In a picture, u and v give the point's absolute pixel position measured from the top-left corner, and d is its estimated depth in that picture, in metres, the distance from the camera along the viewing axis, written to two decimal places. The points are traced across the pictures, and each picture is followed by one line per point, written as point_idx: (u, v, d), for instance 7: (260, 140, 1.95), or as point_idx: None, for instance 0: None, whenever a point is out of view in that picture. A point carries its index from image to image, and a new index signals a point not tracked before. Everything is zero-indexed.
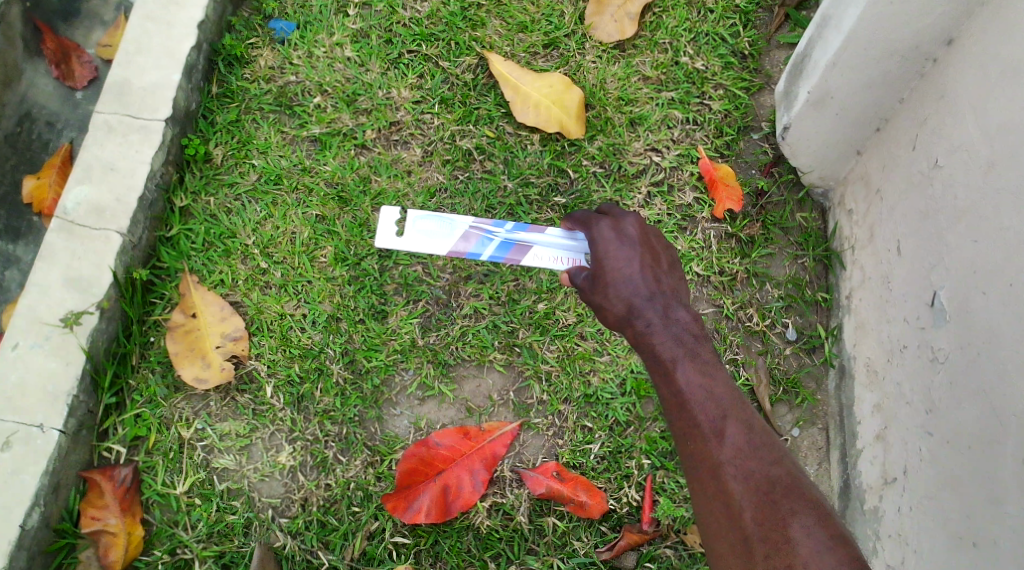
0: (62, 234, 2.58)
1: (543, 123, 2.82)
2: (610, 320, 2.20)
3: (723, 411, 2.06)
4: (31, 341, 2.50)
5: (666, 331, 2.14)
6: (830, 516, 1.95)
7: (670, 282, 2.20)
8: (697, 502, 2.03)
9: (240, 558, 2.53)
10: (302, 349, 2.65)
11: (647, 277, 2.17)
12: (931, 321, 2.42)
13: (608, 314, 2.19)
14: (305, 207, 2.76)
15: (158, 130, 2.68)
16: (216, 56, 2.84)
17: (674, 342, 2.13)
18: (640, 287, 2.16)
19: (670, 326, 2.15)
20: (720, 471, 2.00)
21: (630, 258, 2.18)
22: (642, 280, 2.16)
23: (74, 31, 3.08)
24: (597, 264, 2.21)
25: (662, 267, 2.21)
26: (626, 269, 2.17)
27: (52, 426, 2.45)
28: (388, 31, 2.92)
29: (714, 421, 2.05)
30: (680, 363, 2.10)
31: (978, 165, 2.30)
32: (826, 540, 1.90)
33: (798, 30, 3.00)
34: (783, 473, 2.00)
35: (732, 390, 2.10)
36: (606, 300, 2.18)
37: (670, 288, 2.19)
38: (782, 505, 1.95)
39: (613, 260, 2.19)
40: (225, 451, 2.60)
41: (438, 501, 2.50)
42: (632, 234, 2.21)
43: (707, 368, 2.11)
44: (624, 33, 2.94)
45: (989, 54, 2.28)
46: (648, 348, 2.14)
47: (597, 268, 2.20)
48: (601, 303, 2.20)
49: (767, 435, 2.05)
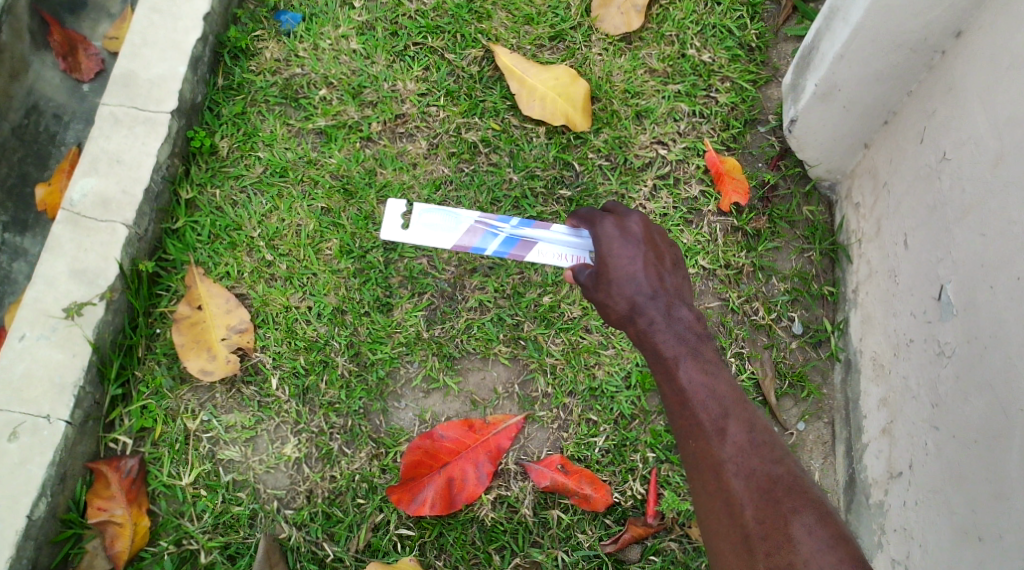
0: (68, 225, 2.59)
1: (549, 115, 2.82)
2: (612, 318, 2.20)
3: (726, 410, 2.05)
4: (38, 332, 2.51)
5: (668, 330, 2.14)
6: (831, 515, 1.95)
7: (673, 280, 2.20)
8: (698, 500, 2.03)
9: (245, 549, 2.53)
10: (307, 341, 2.66)
11: (650, 276, 2.17)
12: (938, 315, 2.41)
13: (610, 312, 2.19)
14: (310, 200, 2.77)
15: (164, 122, 2.68)
16: (222, 48, 2.85)
17: (676, 340, 2.13)
18: (643, 285, 2.16)
19: (672, 325, 2.15)
20: (722, 469, 2.00)
21: (634, 256, 2.18)
22: (645, 278, 2.16)
23: (81, 24, 3.09)
24: (600, 261, 2.20)
25: (666, 266, 2.21)
26: (630, 267, 2.17)
27: (58, 417, 2.46)
28: (394, 23, 2.92)
29: (716, 419, 2.04)
30: (682, 361, 2.10)
31: (986, 158, 2.29)
32: (827, 538, 1.90)
33: (805, 22, 2.98)
34: (785, 472, 2.00)
35: (734, 389, 2.09)
36: (609, 298, 2.18)
37: (674, 287, 2.18)
38: (784, 504, 1.95)
39: (615, 257, 2.18)
40: (231, 443, 2.61)
41: (443, 493, 2.51)
42: (637, 232, 2.21)
43: (709, 367, 2.10)
44: (631, 25, 2.93)
45: (997, 46, 2.27)
46: (650, 346, 2.14)
47: (600, 266, 2.20)
48: (603, 301, 2.19)
49: (769, 433, 2.04)
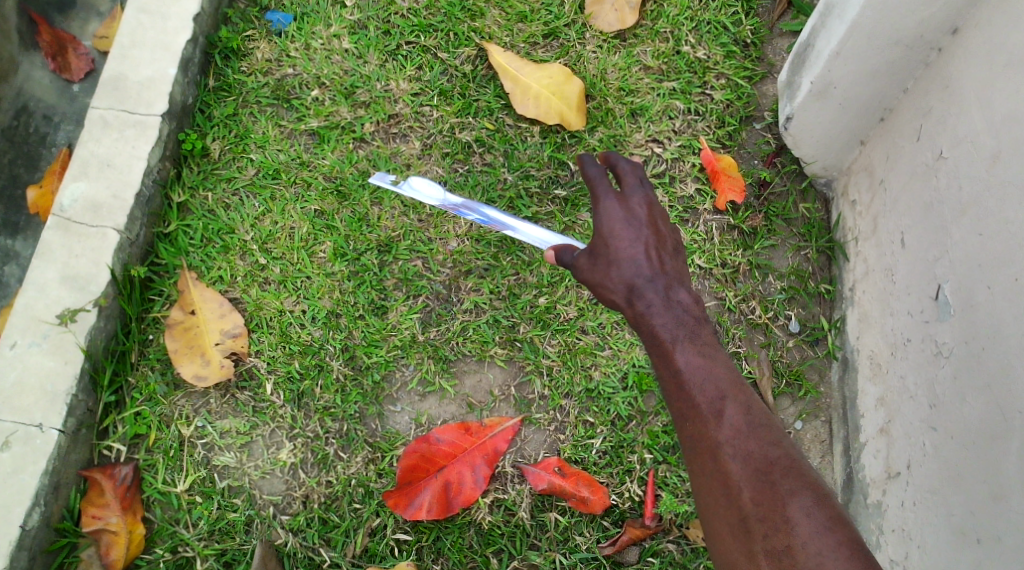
0: (58, 231, 2.56)
1: (543, 114, 2.80)
2: (609, 301, 2.18)
3: (723, 392, 2.03)
4: (30, 340, 2.49)
5: (666, 314, 2.12)
6: (829, 497, 1.93)
7: (671, 263, 2.18)
8: (697, 483, 2.01)
9: (241, 556, 2.51)
10: (301, 346, 2.64)
11: (648, 259, 2.15)
12: (936, 314, 2.40)
13: (608, 292, 2.17)
14: (303, 202, 2.74)
15: (154, 125, 2.65)
16: (213, 49, 2.83)
17: (674, 323, 2.11)
18: (641, 268, 2.14)
19: (670, 307, 2.13)
20: (719, 452, 1.98)
21: (633, 238, 2.17)
22: (643, 261, 2.15)
23: (71, 23, 3.06)
24: (599, 242, 2.20)
25: (665, 249, 2.19)
26: (629, 249, 2.16)
27: (51, 425, 2.44)
28: (386, 22, 2.90)
29: (713, 402, 2.03)
30: (680, 344, 2.09)
31: (983, 157, 2.27)
32: (825, 520, 1.88)
33: (801, 17, 2.96)
34: (783, 454, 1.98)
35: (732, 372, 2.07)
36: (607, 280, 2.17)
37: (673, 270, 2.17)
38: (782, 486, 1.93)
39: (615, 239, 2.17)
40: (226, 449, 2.59)
41: (440, 497, 2.49)
42: (637, 212, 2.20)
43: (707, 350, 2.09)
44: (625, 23, 2.91)
45: (994, 44, 2.25)
46: (647, 328, 2.12)
47: (599, 247, 2.19)
48: (601, 283, 2.18)
49: (767, 415, 2.03)
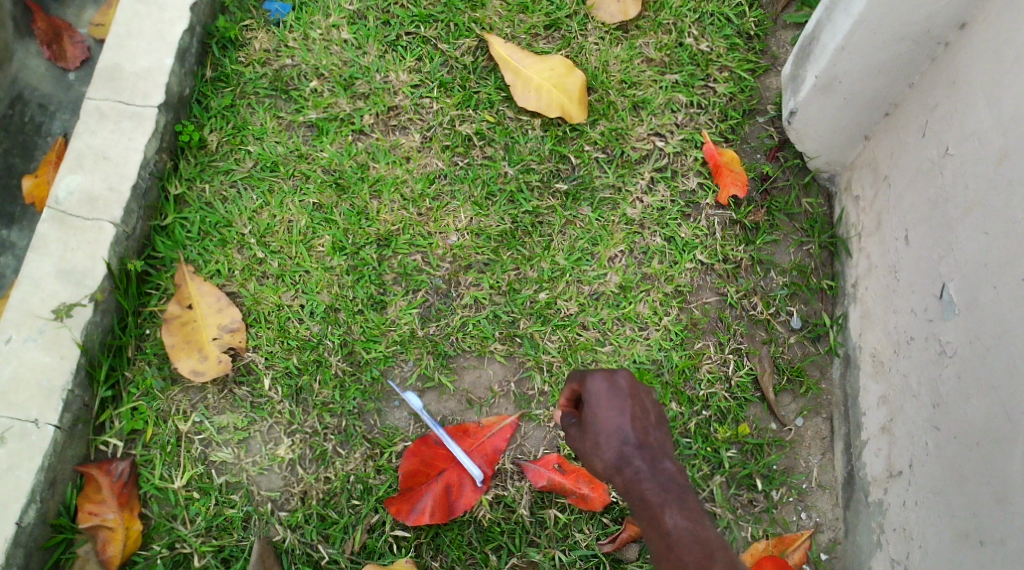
0: (54, 224, 2.53)
1: (544, 107, 2.77)
2: (597, 469, 2.08)
3: (710, 554, 1.96)
4: (25, 335, 2.46)
5: (656, 478, 2.01)
6: None
7: (661, 438, 2.07)
8: None
9: (239, 552, 2.49)
10: (300, 341, 2.62)
11: (636, 428, 2.05)
12: (940, 313, 2.37)
13: (597, 462, 2.07)
14: (302, 195, 2.72)
15: (151, 117, 2.62)
16: (210, 39, 2.80)
17: (663, 487, 2.01)
18: (628, 436, 2.04)
19: (660, 475, 2.02)
20: None
21: (620, 420, 2.05)
22: (631, 430, 2.04)
23: (67, 11, 3.03)
24: (586, 421, 2.08)
25: (654, 424, 2.08)
26: (614, 428, 2.05)
27: (47, 421, 2.41)
28: (386, 12, 2.87)
29: (699, 562, 1.96)
30: (669, 506, 2.00)
31: (990, 154, 2.24)
32: None
33: (805, 9, 2.93)
34: None
35: (721, 537, 2.00)
36: (595, 451, 2.06)
37: (662, 444, 2.06)
38: None
39: (603, 416, 2.06)
40: (224, 444, 2.57)
41: (441, 501, 2.47)
42: (625, 387, 2.07)
43: (697, 513, 2.00)
44: (627, 14, 2.89)
45: (1002, 39, 2.22)
46: (636, 494, 2.02)
47: (586, 425, 2.08)
48: (589, 454, 2.08)
49: None
